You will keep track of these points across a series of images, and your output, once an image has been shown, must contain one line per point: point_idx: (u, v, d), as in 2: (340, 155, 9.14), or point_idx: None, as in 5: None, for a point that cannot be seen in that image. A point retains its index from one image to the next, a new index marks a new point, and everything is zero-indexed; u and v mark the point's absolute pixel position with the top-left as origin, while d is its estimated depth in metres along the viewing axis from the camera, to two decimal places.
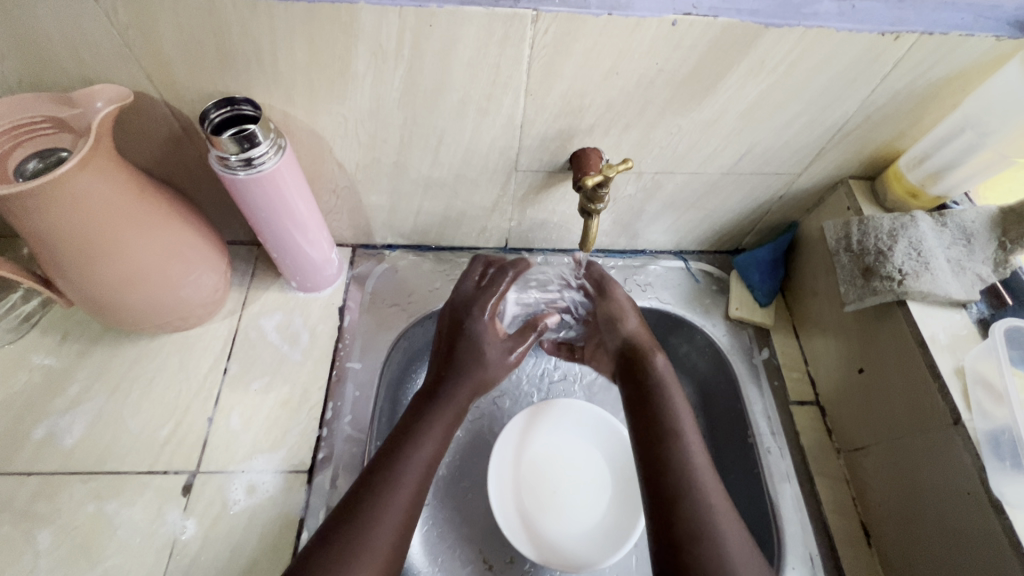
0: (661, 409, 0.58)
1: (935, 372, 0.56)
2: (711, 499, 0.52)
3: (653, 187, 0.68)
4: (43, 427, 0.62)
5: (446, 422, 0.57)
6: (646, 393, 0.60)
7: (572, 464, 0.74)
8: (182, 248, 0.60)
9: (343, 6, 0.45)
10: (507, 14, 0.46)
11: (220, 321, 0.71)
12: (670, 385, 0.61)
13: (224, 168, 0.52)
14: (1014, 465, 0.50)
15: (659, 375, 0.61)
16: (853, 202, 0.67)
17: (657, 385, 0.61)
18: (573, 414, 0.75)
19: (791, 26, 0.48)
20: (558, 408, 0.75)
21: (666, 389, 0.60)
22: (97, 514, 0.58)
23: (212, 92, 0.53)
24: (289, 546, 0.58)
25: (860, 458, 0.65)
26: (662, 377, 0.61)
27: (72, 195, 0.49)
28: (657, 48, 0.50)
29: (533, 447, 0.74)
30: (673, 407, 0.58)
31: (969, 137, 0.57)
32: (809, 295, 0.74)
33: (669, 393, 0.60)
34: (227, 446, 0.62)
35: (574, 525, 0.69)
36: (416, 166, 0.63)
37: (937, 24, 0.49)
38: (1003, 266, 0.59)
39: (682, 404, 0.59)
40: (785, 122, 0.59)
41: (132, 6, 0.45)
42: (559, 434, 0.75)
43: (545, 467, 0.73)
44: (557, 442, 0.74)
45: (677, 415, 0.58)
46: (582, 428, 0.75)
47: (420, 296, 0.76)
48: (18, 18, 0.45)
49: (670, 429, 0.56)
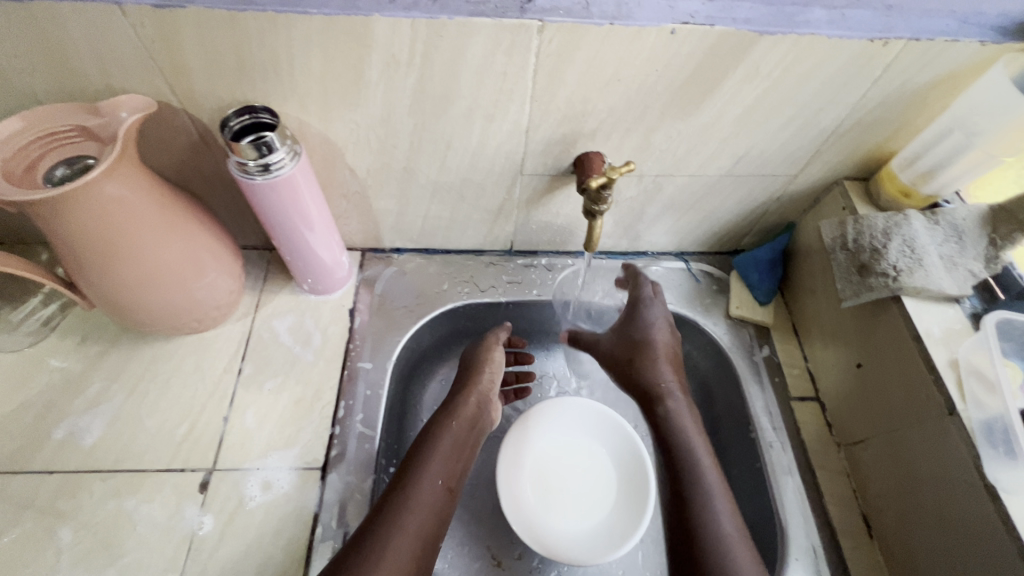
0: (687, 459, 0.63)
1: (930, 364, 0.58)
2: (735, 551, 0.57)
3: (654, 190, 0.70)
4: (63, 427, 0.64)
5: (440, 454, 0.62)
6: (671, 442, 0.65)
7: (579, 463, 0.75)
8: (200, 252, 0.62)
9: (359, 19, 0.48)
10: (513, 24, 0.49)
11: (234, 322, 0.73)
12: (691, 432, 0.66)
13: (243, 173, 0.54)
14: (1008, 453, 0.52)
15: (679, 421, 0.66)
16: (848, 201, 0.69)
17: (680, 434, 0.65)
18: (574, 413, 0.77)
19: (783, 33, 0.50)
20: (563, 408, 0.77)
21: (687, 436, 0.65)
22: (117, 510, 0.59)
23: (231, 101, 0.55)
24: (304, 541, 0.59)
25: (860, 451, 0.67)
26: (684, 425, 0.66)
27: (99, 202, 0.51)
28: (657, 55, 0.52)
29: (537, 448, 0.75)
30: (695, 456, 0.63)
31: (958, 137, 0.59)
32: (807, 294, 0.76)
33: (688, 441, 0.65)
34: (243, 444, 0.64)
35: (581, 522, 0.70)
36: (425, 171, 0.65)
37: (924, 30, 0.52)
38: (994, 262, 0.61)
39: (703, 452, 0.64)
40: (781, 125, 0.61)
41: (159, 21, 0.47)
42: (567, 434, 0.77)
43: (553, 466, 0.74)
44: (559, 442, 0.76)
45: (702, 466, 0.63)
46: (584, 427, 0.77)
47: (428, 297, 0.78)
48: (51, 33, 0.47)
49: (694, 478, 0.62)
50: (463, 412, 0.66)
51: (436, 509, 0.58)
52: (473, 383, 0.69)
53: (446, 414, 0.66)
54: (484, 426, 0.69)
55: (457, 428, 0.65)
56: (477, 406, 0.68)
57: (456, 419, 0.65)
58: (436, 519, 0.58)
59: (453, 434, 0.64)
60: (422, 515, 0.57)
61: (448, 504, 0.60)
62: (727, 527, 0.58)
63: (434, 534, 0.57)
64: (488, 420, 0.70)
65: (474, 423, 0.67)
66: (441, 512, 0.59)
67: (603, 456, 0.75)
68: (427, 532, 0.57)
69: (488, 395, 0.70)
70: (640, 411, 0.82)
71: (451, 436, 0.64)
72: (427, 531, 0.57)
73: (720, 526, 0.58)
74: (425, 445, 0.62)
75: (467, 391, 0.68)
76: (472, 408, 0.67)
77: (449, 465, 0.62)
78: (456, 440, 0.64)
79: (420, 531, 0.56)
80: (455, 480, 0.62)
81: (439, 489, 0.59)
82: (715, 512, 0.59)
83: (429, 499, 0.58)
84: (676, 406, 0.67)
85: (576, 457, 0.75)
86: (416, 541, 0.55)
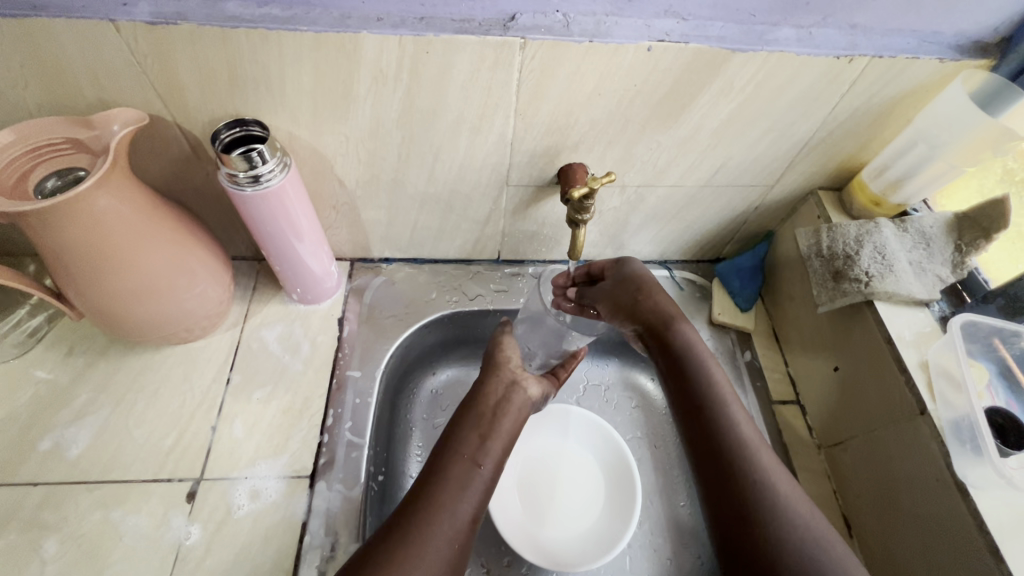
0: (720, 419, 0.54)
1: (902, 366, 0.61)
2: (781, 487, 0.50)
3: (636, 200, 0.72)
4: (49, 438, 0.64)
5: (472, 440, 0.59)
6: (699, 397, 0.56)
7: (547, 469, 0.76)
8: (189, 261, 0.62)
9: (348, 35, 0.49)
10: (497, 41, 0.51)
11: (224, 332, 0.73)
12: (725, 386, 0.57)
13: (233, 184, 0.55)
14: (974, 449, 0.54)
15: (694, 351, 0.58)
16: (822, 211, 0.72)
17: (703, 382, 0.56)
18: (581, 427, 0.79)
19: (755, 51, 0.53)
20: (569, 418, 0.79)
21: (705, 363, 0.58)
22: (103, 521, 0.59)
23: (222, 115, 0.56)
24: (293, 548, 0.59)
25: (838, 453, 0.69)
26: (713, 376, 0.57)
27: (89, 212, 0.52)
28: (636, 70, 0.54)
29: (539, 454, 0.77)
30: (717, 387, 0.56)
31: (922, 149, 0.62)
32: (786, 300, 0.78)
33: (708, 368, 0.57)
34: (230, 454, 0.64)
35: (589, 514, 0.72)
36: (414, 181, 0.67)
37: (886, 48, 0.55)
38: (961, 267, 0.64)
39: (729, 389, 0.56)
40: (756, 137, 0.63)
41: (152, 37, 0.48)
42: (517, 451, 0.77)
43: (527, 487, 0.74)
44: (563, 451, 0.78)
45: (722, 396, 0.56)
46: (592, 442, 0.78)
47: (417, 306, 0.79)
48: (44, 49, 0.49)
49: (737, 446, 0.52)
50: (490, 393, 0.64)
51: (474, 493, 0.54)
52: (503, 365, 0.67)
53: (473, 399, 0.64)
54: (523, 404, 0.64)
55: (483, 408, 0.62)
56: (507, 385, 0.65)
57: (482, 404, 0.62)
58: (476, 502, 0.54)
59: (475, 417, 0.61)
60: (456, 503, 0.53)
61: (488, 486, 0.56)
62: (797, 506, 0.49)
63: (475, 515, 0.53)
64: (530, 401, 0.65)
65: (502, 400, 0.63)
66: (480, 497, 0.55)
67: (557, 447, 0.78)
68: (470, 513, 0.53)
69: (518, 374, 0.67)
70: (627, 417, 0.84)
71: (478, 428, 0.60)
72: (471, 511, 0.53)
73: (789, 507, 0.49)
74: (449, 439, 0.59)
75: (499, 371, 0.66)
76: (505, 383, 0.65)
77: (476, 443, 0.58)
78: (484, 418, 0.61)
79: (464, 513, 0.52)
80: (497, 461, 0.58)
81: (475, 473, 0.56)
82: (772, 479, 0.50)
83: (462, 481, 0.55)
84: (687, 335, 0.59)
85: (540, 465, 0.77)
86: (461, 523, 0.52)
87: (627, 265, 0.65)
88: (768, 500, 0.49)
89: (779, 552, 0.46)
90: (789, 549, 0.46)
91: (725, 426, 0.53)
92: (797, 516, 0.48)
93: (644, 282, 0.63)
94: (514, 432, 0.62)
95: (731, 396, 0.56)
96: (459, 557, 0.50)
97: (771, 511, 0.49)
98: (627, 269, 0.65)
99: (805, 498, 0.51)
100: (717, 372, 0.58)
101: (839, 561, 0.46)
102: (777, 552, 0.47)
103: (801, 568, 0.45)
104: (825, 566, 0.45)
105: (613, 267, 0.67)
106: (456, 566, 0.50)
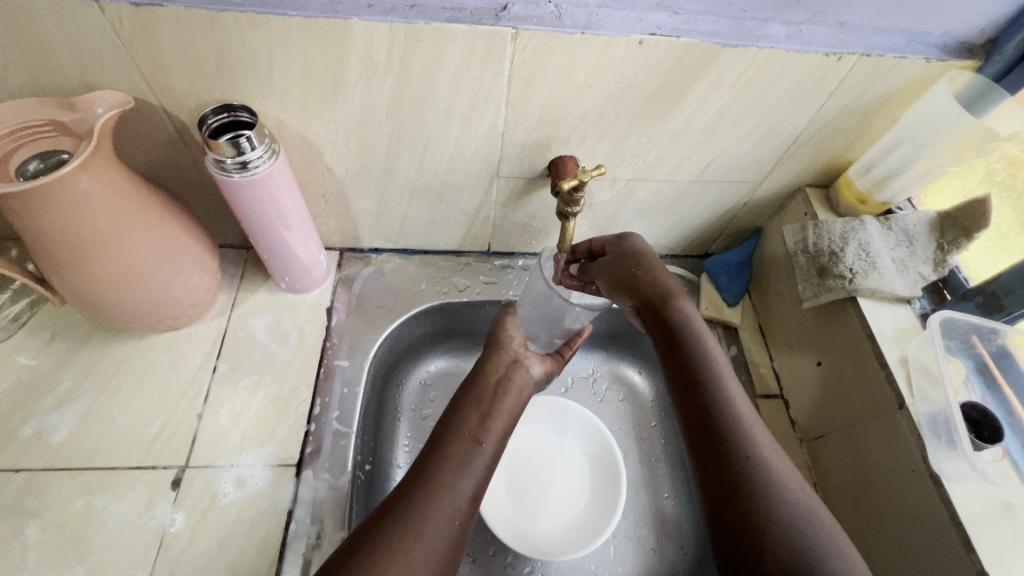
0: (715, 394, 0.55)
1: (883, 361, 0.62)
2: (770, 461, 0.51)
3: (626, 195, 0.72)
4: (30, 425, 0.63)
5: (474, 416, 0.60)
6: (694, 370, 0.56)
7: (539, 464, 0.77)
8: (175, 248, 0.62)
9: (338, 21, 0.49)
10: (488, 31, 0.50)
11: (211, 320, 0.73)
12: (720, 362, 0.57)
13: (220, 170, 0.54)
14: (949, 442, 0.55)
15: (693, 326, 0.58)
16: (810, 208, 0.72)
17: (700, 356, 0.57)
18: (576, 422, 0.79)
19: (745, 46, 0.53)
20: (565, 412, 0.79)
21: (702, 337, 0.58)
22: (86, 508, 0.59)
23: (210, 100, 0.56)
24: (278, 536, 0.59)
25: (820, 446, 0.70)
26: (710, 352, 0.57)
27: (71, 196, 0.51)
28: (626, 64, 0.54)
29: (532, 449, 0.78)
30: (713, 362, 0.57)
31: (907, 147, 0.63)
32: (772, 296, 0.79)
33: (705, 346, 0.58)
34: (216, 442, 0.64)
35: (573, 508, 0.73)
36: (403, 172, 0.66)
37: (874, 47, 0.55)
38: (942, 265, 0.65)
39: (723, 363, 0.57)
40: (745, 132, 0.63)
41: (138, 18, 0.48)
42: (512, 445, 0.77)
43: (517, 480, 0.75)
44: (556, 446, 0.78)
45: (719, 371, 0.56)
46: (584, 437, 0.78)
47: (405, 297, 0.79)
48: (25, 29, 0.48)
49: (729, 421, 0.53)
50: (491, 372, 0.64)
51: (478, 471, 0.55)
52: (506, 344, 0.68)
53: (474, 379, 0.64)
54: (522, 384, 0.65)
55: (483, 388, 0.63)
56: (510, 361, 0.66)
57: (483, 385, 0.63)
58: (477, 482, 0.54)
59: (474, 397, 0.62)
60: (455, 482, 0.53)
61: (488, 465, 0.56)
62: (787, 480, 0.50)
63: (475, 493, 0.54)
64: (528, 380, 0.66)
65: (502, 378, 0.64)
66: (480, 478, 0.55)
67: (551, 443, 0.78)
68: (470, 491, 0.53)
69: (521, 353, 0.67)
70: (613, 409, 0.85)
71: (479, 408, 0.61)
72: (470, 488, 0.53)
73: (778, 482, 0.50)
74: (440, 426, 0.59)
75: (501, 351, 0.67)
76: (506, 360, 0.66)
77: (472, 420, 0.59)
78: (484, 394, 0.62)
79: (464, 490, 0.53)
80: (498, 439, 0.59)
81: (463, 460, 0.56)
82: (762, 455, 0.51)
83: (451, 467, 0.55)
84: (684, 310, 0.60)
85: (531, 459, 0.77)
86: (461, 500, 0.52)
87: (628, 240, 0.64)
88: (757, 476, 0.50)
89: (768, 526, 0.47)
90: (777, 523, 0.47)
91: (719, 403, 0.54)
92: (784, 489, 0.49)
93: (644, 256, 0.62)
94: (516, 411, 0.63)
95: (726, 372, 0.57)
96: (459, 536, 0.51)
97: (762, 486, 0.49)
98: (627, 244, 0.64)
99: (794, 471, 0.51)
100: (713, 346, 0.58)
101: (825, 532, 0.47)
102: (767, 526, 0.47)
103: (789, 540, 0.46)
104: (810, 541, 0.46)
105: (614, 242, 0.65)
106: (457, 542, 0.50)
